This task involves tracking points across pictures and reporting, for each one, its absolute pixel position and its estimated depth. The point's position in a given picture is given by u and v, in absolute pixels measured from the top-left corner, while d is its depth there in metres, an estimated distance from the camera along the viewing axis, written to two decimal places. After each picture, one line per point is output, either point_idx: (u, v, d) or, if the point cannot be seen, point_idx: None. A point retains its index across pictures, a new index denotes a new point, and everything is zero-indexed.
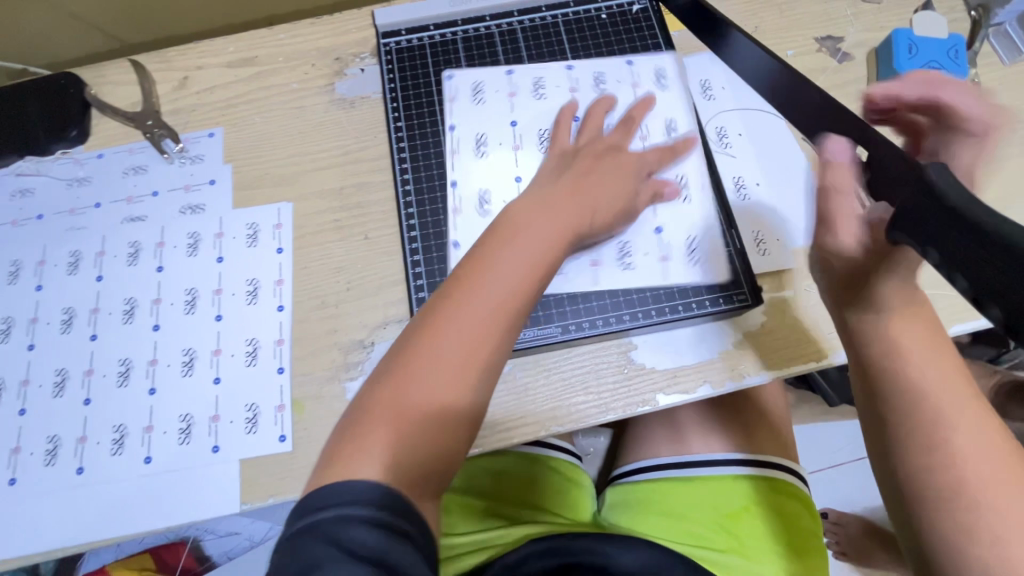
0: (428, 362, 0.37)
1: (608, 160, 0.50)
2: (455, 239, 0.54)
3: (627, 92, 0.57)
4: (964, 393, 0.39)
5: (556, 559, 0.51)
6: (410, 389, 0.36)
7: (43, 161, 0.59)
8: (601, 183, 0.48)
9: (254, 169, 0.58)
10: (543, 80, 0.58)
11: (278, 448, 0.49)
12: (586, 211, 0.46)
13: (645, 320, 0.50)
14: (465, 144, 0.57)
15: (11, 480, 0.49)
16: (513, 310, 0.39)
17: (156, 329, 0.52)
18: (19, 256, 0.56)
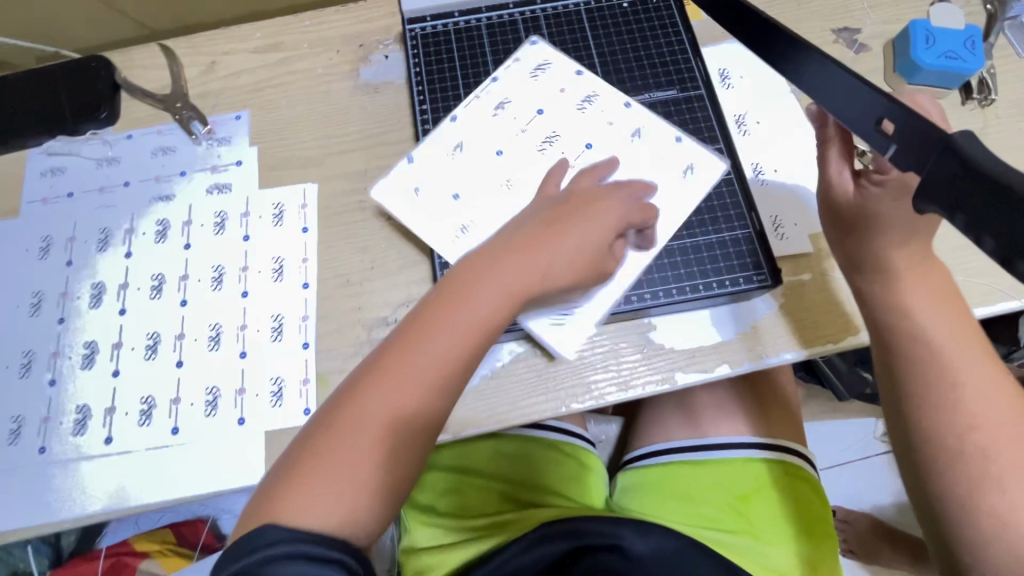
0: (352, 423, 0.40)
1: (582, 211, 0.47)
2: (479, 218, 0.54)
3: (636, 160, 0.54)
4: (975, 350, 0.41)
5: (569, 541, 0.52)
6: (341, 442, 0.39)
7: (74, 141, 0.60)
8: (566, 235, 0.46)
9: (280, 150, 0.59)
10: (597, 96, 0.57)
11: (303, 421, 0.49)
12: (543, 270, 0.45)
13: (665, 300, 0.51)
14: (475, 119, 0.57)
15: (41, 449, 0.50)
16: (442, 379, 0.41)
17: (184, 304, 0.54)
18: (50, 233, 0.57)
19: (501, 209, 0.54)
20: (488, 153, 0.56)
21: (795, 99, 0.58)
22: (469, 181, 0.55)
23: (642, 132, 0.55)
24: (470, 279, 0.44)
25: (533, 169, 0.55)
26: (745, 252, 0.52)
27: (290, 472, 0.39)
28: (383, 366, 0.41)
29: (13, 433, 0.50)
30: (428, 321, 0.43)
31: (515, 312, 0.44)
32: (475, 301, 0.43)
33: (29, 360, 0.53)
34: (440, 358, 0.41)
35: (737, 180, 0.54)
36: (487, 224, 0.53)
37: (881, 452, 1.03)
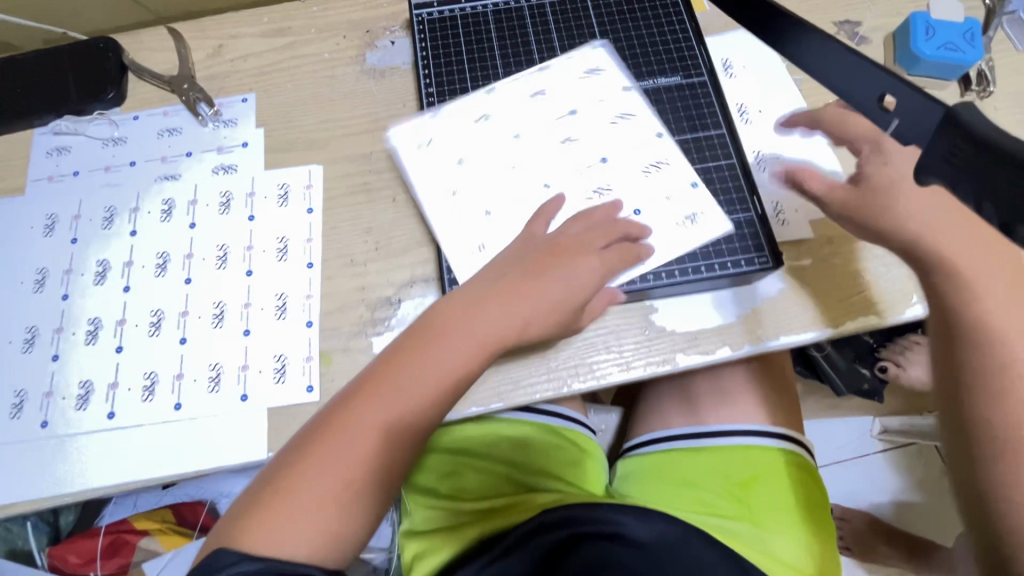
0: (319, 458, 0.42)
1: (562, 263, 0.49)
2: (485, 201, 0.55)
3: (636, 190, 0.54)
4: None
5: (566, 530, 0.52)
6: (305, 479, 0.41)
7: (80, 120, 0.61)
8: (542, 288, 0.48)
9: (286, 133, 0.60)
10: (632, 116, 0.57)
11: (305, 398, 0.50)
12: (518, 324, 0.47)
13: (668, 281, 0.51)
14: (481, 110, 0.58)
15: (43, 423, 0.50)
16: (403, 424, 0.43)
17: (188, 282, 0.54)
18: (55, 211, 0.57)
19: (502, 196, 0.55)
20: (490, 142, 0.57)
21: (796, 89, 0.58)
22: (465, 166, 0.56)
23: (659, 167, 0.54)
24: (447, 324, 0.46)
25: (551, 163, 0.55)
26: (747, 235, 0.52)
27: (261, 503, 0.41)
28: (358, 406, 0.43)
29: (15, 407, 0.50)
30: (404, 365, 0.45)
31: (488, 363, 0.47)
32: (450, 351, 0.45)
33: (32, 335, 0.53)
34: (403, 404, 0.44)
35: (739, 164, 0.54)
36: (488, 212, 0.54)
37: (877, 451, 1.04)
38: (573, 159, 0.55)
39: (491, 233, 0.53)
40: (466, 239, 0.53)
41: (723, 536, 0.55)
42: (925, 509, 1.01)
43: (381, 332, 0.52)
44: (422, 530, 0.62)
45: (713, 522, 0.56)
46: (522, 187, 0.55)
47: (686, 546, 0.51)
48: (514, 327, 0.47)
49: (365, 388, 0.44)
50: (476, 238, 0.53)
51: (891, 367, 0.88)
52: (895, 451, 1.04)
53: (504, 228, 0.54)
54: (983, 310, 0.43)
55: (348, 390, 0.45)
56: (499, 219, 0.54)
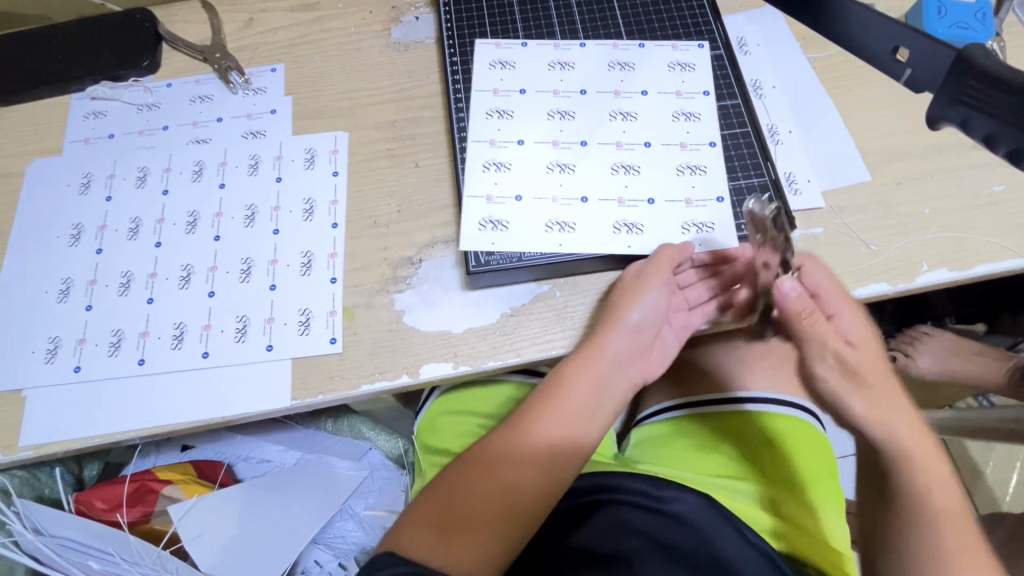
0: (453, 481, 0.46)
1: (628, 309, 0.49)
2: (505, 162, 0.55)
3: (659, 180, 0.54)
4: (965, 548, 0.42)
5: (580, 500, 0.55)
6: (442, 496, 0.45)
7: (117, 86, 0.63)
8: (618, 337, 0.48)
9: (313, 101, 0.62)
10: (698, 119, 0.56)
11: (329, 349, 0.51)
12: (620, 330, 0.48)
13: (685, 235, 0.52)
14: (511, 80, 0.59)
15: (76, 368, 0.52)
16: (522, 442, 0.47)
17: (217, 240, 0.56)
18: (91, 170, 0.60)
19: (523, 158, 0.55)
20: (520, 106, 0.57)
21: (809, 67, 0.60)
22: (489, 128, 0.57)
23: (694, 172, 0.54)
24: (571, 359, 0.49)
25: (592, 125, 0.56)
26: (759, 199, 0.53)
27: (405, 520, 0.45)
28: (476, 474, 0.46)
29: (50, 352, 0.53)
30: (504, 436, 0.48)
31: (598, 375, 0.48)
32: (566, 378, 0.48)
33: (67, 286, 0.55)
34: (522, 427, 0.47)
35: (754, 132, 0.55)
36: (511, 180, 0.55)
37: None
38: (620, 132, 0.56)
39: (504, 187, 0.54)
40: (490, 194, 0.54)
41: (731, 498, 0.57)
42: None
43: (403, 290, 0.53)
44: None
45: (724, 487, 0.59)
46: (546, 149, 0.56)
47: (704, 510, 0.51)
48: (601, 374, 0.48)
49: (468, 464, 0.47)
50: (495, 193, 0.54)
51: (900, 356, 0.83)
52: None
53: (520, 185, 0.54)
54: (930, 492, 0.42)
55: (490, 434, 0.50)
56: (517, 175, 0.55)
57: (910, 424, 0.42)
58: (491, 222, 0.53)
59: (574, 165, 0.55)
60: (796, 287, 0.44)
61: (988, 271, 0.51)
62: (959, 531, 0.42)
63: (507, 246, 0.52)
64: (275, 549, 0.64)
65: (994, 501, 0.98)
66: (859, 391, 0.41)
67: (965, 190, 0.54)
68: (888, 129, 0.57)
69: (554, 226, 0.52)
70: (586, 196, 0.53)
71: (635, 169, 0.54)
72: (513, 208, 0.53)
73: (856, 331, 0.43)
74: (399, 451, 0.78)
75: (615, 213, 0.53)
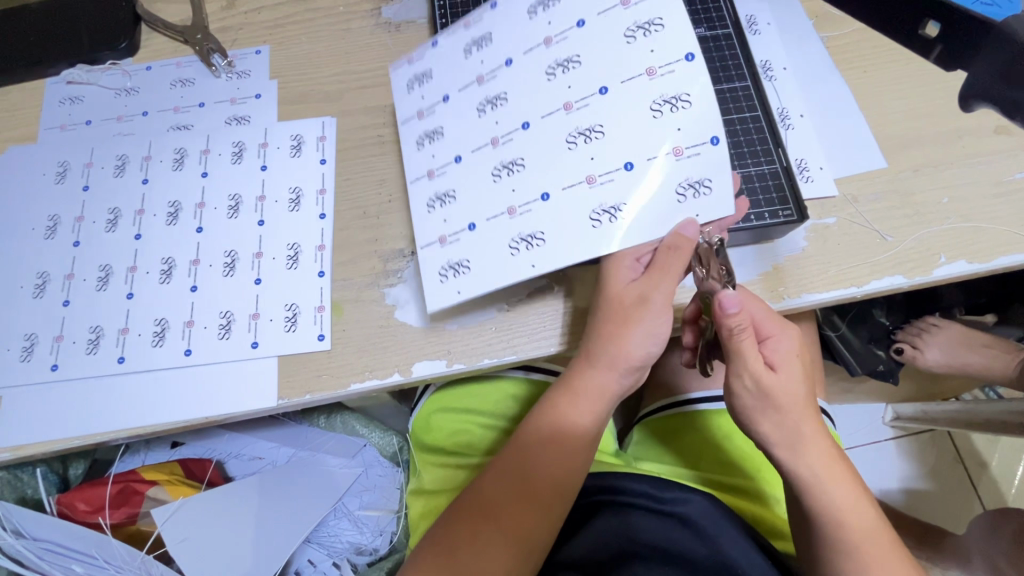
0: (456, 515, 0.47)
1: (627, 346, 0.44)
2: (452, 189, 0.47)
3: (631, 136, 0.41)
4: (882, 541, 0.43)
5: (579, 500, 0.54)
6: (444, 531, 0.46)
7: (93, 70, 0.60)
8: (611, 367, 0.45)
9: (300, 85, 0.59)
10: (662, 26, 0.41)
11: (317, 346, 0.49)
12: (616, 359, 0.44)
13: (682, 203, 0.41)
14: (432, 92, 0.50)
15: (53, 366, 0.50)
16: (518, 477, 0.46)
17: (200, 231, 0.53)
18: (67, 158, 0.57)
19: (466, 175, 0.47)
20: (449, 117, 0.49)
21: (823, 48, 0.56)
22: (424, 159, 0.50)
23: (676, 108, 0.40)
24: (570, 385, 0.47)
25: (530, 98, 0.45)
26: (770, 188, 0.49)
27: (417, 553, 0.47)
28: (475, 509, 0.46)
29: (25, 350, 0.51)
30: (500, 474, 0.47)
31: (592, 406, 0.46)
32: (564, 409, 0.47)
33: (43, 280, 0.53)
34: (516, 459, 0.47)
35: (764, 117, 0.51)
36: (464, 205, 0.46)
37: (888, 438, 0.99)
38: (565, 90, 0.44)
39: (453, 222, 0.46)
40: (443, 236, 0.47)
41: (727, 495, 0.57)
42: (938, 495, 0.96)
43: (393, 284, 0.51)
44: (430, 488, 0.62)
45: (734, 487, 0.58)
46: (487, 152, 0.46)
47: (709, 511, 0.49)
48: (593, 411, 0.46)
49: (464, 519, 0.46)
50: (447, 233, 0.47)
51: (908, 348, 0.79)
52: (909, 438, 0.99)
53: (471, 209, 0.46)
54: (834, 498, 0.43)
55: (489, 465, 0.49)
56: (466, 200, 0.46)
57: (818, 450, 0.43)
58: (451, 267, 0.46)
59: (522, 158, 0.44)
60: (735, 300, 0.41)
61: (1013, 263, 0.48)
62: (871, 545, 0.43)
63: (473, 289, 0.45)
64: (268, 548, 0.63)
65: (1000, 494, 0.96)
66: (769, 414, 0.43)
67: (985, 177, 0.51)
68: (905, 114, 0.53)
69: (520, 244, 0.44)
70: (546, 192, 0.43)
71: (598, 131, 0.42)
72: (470, 241, 0.45)
73: (783, 355, 0.44)
74: (393, 449, 0.76)
75: (587, 201, 0.42)
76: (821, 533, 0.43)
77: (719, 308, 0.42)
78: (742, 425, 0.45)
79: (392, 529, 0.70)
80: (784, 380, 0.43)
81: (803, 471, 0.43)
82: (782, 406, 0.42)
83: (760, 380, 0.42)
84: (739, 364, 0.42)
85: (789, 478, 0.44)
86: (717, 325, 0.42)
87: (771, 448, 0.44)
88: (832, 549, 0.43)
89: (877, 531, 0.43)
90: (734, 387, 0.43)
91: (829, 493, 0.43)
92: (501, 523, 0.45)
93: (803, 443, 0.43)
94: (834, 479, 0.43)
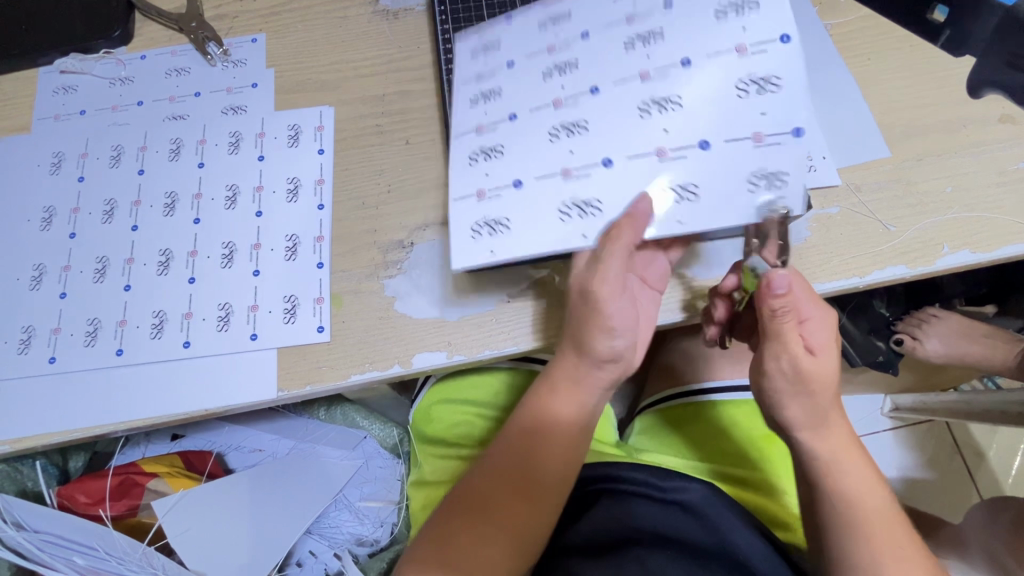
0: (450, 509, 0.47)
1: (603, 342, 0.43)
2: (501, 142, 0.46)
3: (709, 114, 0.42)
4: (895, 525, 0.43)
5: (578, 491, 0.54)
6: (439, 525, 0.46)
7: (87, 58, 0.59)
8: (590, 356, 0.44)
9: (297, 74, 0.58)
10: (756, 7, 0.42)
11: (316, 338, 0.49)
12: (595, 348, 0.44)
13: (753, 191, 0.41)
14: (495, 61, 0.49)
15: (51, 359, 0.50)
16: (509, 468, 0.46)
17: (197, 223, 0.53)
18: (61, 149, 0.56)
19: (523, 133, 0.45)
20: (512, 79, 0.47)
21: (826, 35, 0.55)
22: (475, 115, 0.48)
23: (764, 90, 0.41)
24: (555, 374, 0.46)
25: (606, 64, 0.44)
26: None
27: (415, 546, 0.47)
28: (469, 502, 0.46)
29: (23, 342, 0.50)
30: (491, 467, 0.47)
31: (575, 396, 0.46)
32: (549, 398, 0.46)
33: (40, 273, 0.52)
34: (508, 451, 0.47)
35: None
36: (513, 163, 0.45)
37: (887, 429, 0.99)
38: (643, 60, 0.43)
39: (496, 177, 0.45)
40: (482, 190, 0.45)
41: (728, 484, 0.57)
42: (936, 485, 0.97)
43: (393, 275, 0.50)
44: (431, 479, 0.62)
45: (736, 477, 0.58)
46: (546, 113, 0.45)
47: (711, 499, 0.49)
48: (573, 400, 0.46)
49: (455, 517, 0.46)
50: (485, 187, 0.45)
51: (907, 339, 0.79)
52: (909, 429, 0.99)
53: (519, 166, 0.45)
54: (845, 479, 0.44)
55: (481, 459, 0.49)
56: (516, 155, 0.45)
57: (839, 433, 0.44)
58: (486, 225, 0.44)
59: (587, 122, 0.44)
60: (785, 279, 0.41)
61: (1015, 253, 0.48)
62: (884, 528, 0.43)
63: (510, 250, 0.44)
64: (269, 539, 0.64)
65: (997, 484, 0.96)
66: (801, 398, 0.42)
67: (988, 166, 0.50)
68: (906, 101, 0.53)
69: (572, 210, 0.43)
70: (609, 157, 0.43)
71: (676, 103, 0.42)
72: (514, 199, 0.44)
73: (824, 340, 0.43)
74: (393, 440, 0.76)
75: (655, 173, 0.42)
76: (833, 511, 0.44)
77: (765, 285, 0.41)
78: (768, 408, 0.45)
79: (393, 520, 0.71)
80: (823, 366, 0.42)
81: (819, 450, 0.44)
82: (814, 388, 0.42)
83: (802, 368, 0.41)
84: (784, 353, 0.41)
85: (811, 459, 0.44)
86: (760, 305, 0.41)
87: (797, 429, 0.44)
88: (842, 528, 0.43)
89: (889, 514, 0.44)
90: (768, 370, 0.42)
91: (846, 472, 0.44)
92: (491, 519, 0.45)
93: (828, 425, 0.43)
94: (849, 460, 0.44)
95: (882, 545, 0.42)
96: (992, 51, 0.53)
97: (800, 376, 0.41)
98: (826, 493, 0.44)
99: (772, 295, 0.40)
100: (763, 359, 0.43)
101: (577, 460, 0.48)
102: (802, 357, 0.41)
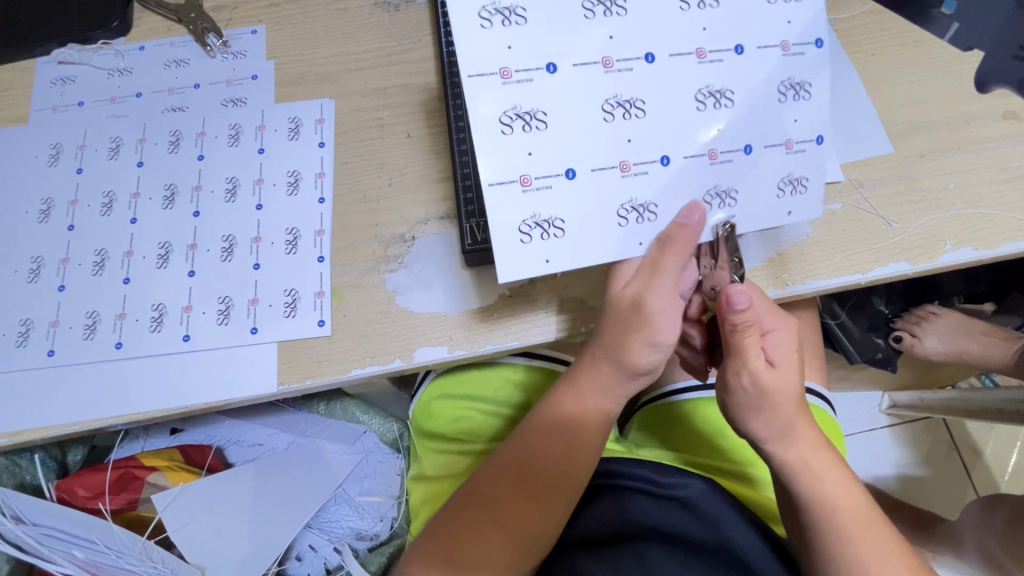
0: (458, 504, 0.47)
1: (643, 353, 0.43)
2: (543, 108, 0.39)
3: (749, 110, 0.42)
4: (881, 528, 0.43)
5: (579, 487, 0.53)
6: (447, 521, 0.47)
7: (86, 49, 0.58)
8: (613, 362, 0.44)
9: (298, 66, 0.57)
10: None
11: (317, 332, 0.48)
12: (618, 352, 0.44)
13: (782, 195, 0.44)
14: None
15: (50, 352, 0.49)
16: (520, 468, 0.46)
17: (196, 216, 0.52)
18: (59, 140, 0.56)
19: (564, 91, 0.40)
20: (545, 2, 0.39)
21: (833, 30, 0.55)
22: (497, 44, 0.39)
23: (800, 94, 0.43)
24: (579, 377, 0.46)
25: (652, 20, 0.41)
26: None
27: (423, 538, 0.48)
28: (476, 502, 0.46)
29: (21, 335, 0.50)
30: (502, 466, 0.47)
31: (598, 400, 0.46)
32: (568, 401, 0.46)
33: (38, 265, 0.52)
34: (520, 450, 0.47)
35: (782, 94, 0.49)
36: (562, 144, 0.40)
37: (885, 426, 0.99)
38: (699, 30, 0.41)
39: (544, 160, 0.40)
40: (527, 176, 0.40)
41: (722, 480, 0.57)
42: (933, 482, 0.97)
43: (395, 270, 0.50)
44: (431, 474, 0.63)
45: (732, 473, 0.58)
46: (596, 73, 0.40)
47: (709, 495, 0.49)
48: (601, 407, 0.46)
49: (466, 514, 0.46)
50: (532, 174, 0.40)
51: (906, 337, 0.79)
52: (907, 426, 1.00)
53: (572, 152, 0.40)
54: (825, 484, 0.44)
55: (492, 455, 0.49)
56: (564, 137, 0.40)
57: (806, 441, 0.44)
58: (538, 223, 0.40)
59: (643, 101, 0.41)
60: (745, 295, 0.41)
61: (1015, 251, 0.48)
62: (870, 530, 0.43)
63: (568, 257, 0.41)
64: (267, 535, 0.64)
65: (993, 482, 0.97)
66: (761, 412, 0.42)
67: (991, 163, 0.50)
68: (910, 98, 0.53)
69: (631, 213, 0.41)
70: (666, 154, 0.41)
71: (727, 96, 0.42)
72: (568, 191, 0.40)
73: (782, 353, 0.43)
74: (393, 435, 0.76)
75: (704, 176, 0.42)
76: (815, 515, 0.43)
77: (724, 297, 0.41)
78: (733, 423, 0.45)
79: (393, 515, 0.71)
80: (784, 380, 0.42)
81: (797, 455, 0.44)
82: (770, 403, 0.42)
83: (761, 381, 0.42)
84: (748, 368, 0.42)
85: (790, 469, 0.44)
86: (721, 320, 0.41)
87: (762, 443, 0.44)
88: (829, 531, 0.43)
89: (874, 517, 0.44)
90: (731, 385, 0.43)
91: (822, 478, 0.44)
92: (498, 517, 0.45)
93: (796, 437, 0.43)
94: (828, 465, 0.44)
95: (864, 544, 0.42)
96: (994, 49, 0.54)
97: (759, 391, 0.42)
98: (812, 502, 0.44)
99: (729, 308, 0.41)
100: (726, 372, 0.43)
101: (594, 463, 0.47)
102: (755, 373, 0.42)
